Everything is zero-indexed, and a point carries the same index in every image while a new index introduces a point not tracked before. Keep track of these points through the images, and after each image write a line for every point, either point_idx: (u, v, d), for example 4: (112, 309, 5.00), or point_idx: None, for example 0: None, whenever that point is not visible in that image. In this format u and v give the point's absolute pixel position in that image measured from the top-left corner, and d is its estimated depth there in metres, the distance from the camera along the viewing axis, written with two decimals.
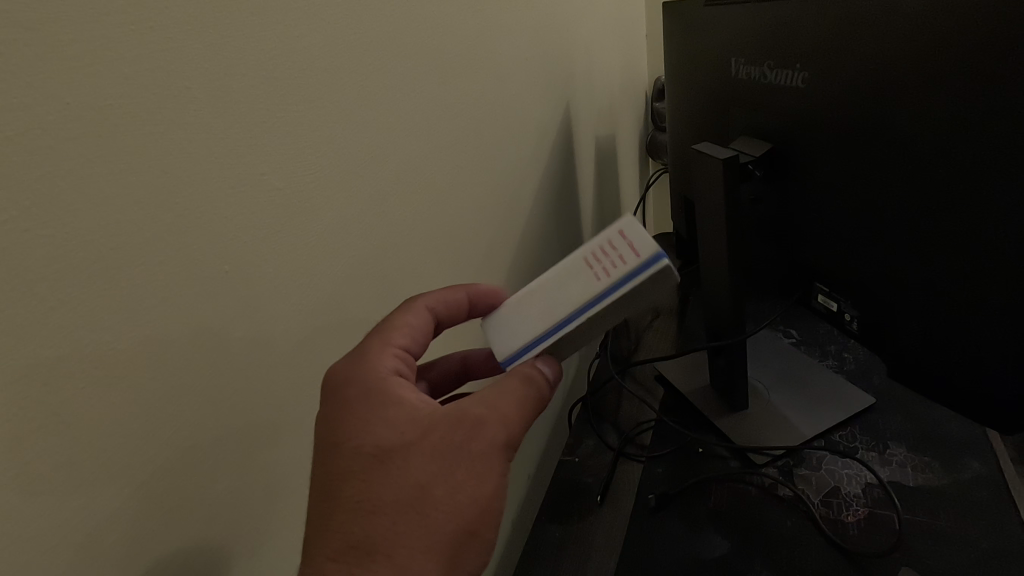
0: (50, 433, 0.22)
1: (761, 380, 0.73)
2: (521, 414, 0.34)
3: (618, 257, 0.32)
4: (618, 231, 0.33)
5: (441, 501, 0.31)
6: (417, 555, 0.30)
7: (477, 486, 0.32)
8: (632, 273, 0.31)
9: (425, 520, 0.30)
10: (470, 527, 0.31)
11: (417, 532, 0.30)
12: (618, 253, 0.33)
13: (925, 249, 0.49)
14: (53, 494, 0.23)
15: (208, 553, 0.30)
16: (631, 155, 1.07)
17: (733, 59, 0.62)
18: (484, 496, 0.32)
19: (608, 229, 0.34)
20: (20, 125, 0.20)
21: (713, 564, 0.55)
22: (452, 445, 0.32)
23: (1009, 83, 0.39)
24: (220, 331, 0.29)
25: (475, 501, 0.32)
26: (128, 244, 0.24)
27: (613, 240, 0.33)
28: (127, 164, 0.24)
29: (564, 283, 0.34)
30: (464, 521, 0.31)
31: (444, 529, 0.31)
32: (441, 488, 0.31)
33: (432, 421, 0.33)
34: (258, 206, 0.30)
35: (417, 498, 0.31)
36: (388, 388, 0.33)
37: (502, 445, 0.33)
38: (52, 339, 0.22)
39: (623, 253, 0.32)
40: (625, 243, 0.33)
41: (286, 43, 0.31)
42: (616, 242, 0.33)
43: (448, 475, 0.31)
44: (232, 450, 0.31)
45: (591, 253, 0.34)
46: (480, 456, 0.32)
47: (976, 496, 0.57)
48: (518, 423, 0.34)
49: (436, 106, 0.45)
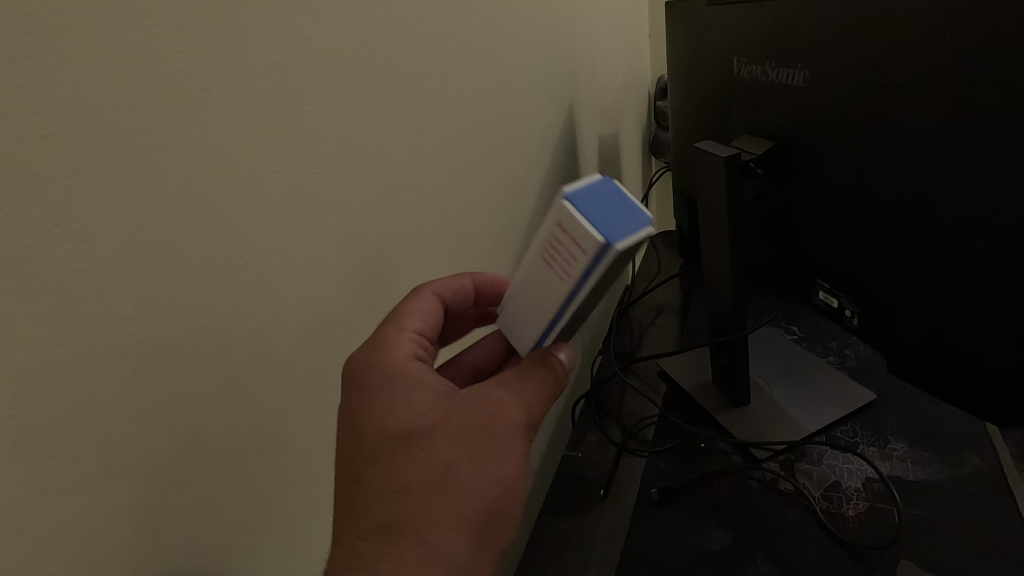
0: (78, 419, 0.23)
1: (763, 376, 0.73)
2: (539, 395, 0.35)
3: (568, 255, 0.30)
4: (558, 222, 0.30)
5: (465, 481, 0.32)
6: (449, 531, 0.31)
7: (500, 465, 0.33)
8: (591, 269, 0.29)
9: (452, 499, 0.31)
10: (496, 504, 0.33)
11: (444, 510, 0.31)
12: (569, 249, 0.30)
13: (925, 245, 0.50)
14: (81, 478, 0.24)
15: (223, 539, 0.31)
16: (634, 153, 1.08)
17: (735, 57, 0.62)
18: (507, 476, 0.33)
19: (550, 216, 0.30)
20: (50, 125, 0.21)
21: (716, 557, 0.56)
22: (473, 427, 0.33)
23: (1008, 81, 0.40)
24: (236, 324, 0.30)
25: (499, 479, 0.33)
26: (149, 239, 0.25)
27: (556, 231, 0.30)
28: (149, 162, 0.25)
29: (537, 285, 0.33)
30: (489, 499, 0.32)
31: (470, 506, 0.32)
32: (465, 468, 0.32)
33: (455, 403, 0.34)
34: (271, 203, 0.31)
35: (442, 478, 0.32)
36: (408, 372, 0.34)
37: (521, 426, 0.34)
38: (77, 331, 0.23)
39: (572, 250, 0.30)
40: (568, 237, 0.30)
41: (299, 45, 0.32)
42: (560, 236, 0.30)
43: (471, 457, 0.32)
44: (247, 440, 0.31)
45: (544, 247, 0.32)
46: (505, 435, 0.34)
47: (976, 490, 0.57)
48: (536, 404, 0.35)
49: (443, 105, 0.46)
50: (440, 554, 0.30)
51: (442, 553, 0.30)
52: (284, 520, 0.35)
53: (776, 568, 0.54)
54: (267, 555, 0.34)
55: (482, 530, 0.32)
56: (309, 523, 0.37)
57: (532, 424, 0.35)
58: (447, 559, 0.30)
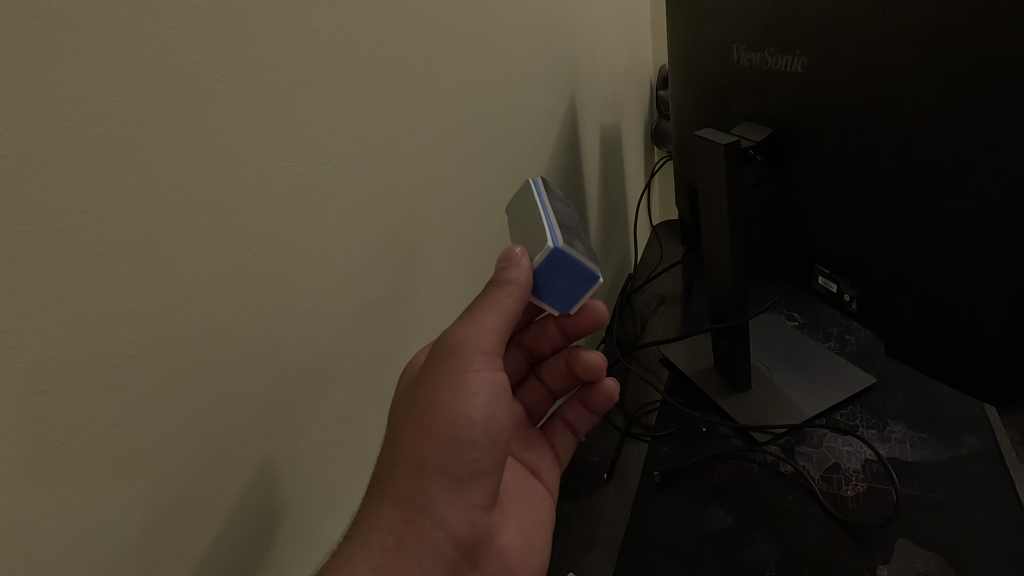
0: (106, 395, 0.25)
1: (764, 361, 0.74)
2: (473, 329, 0.39)
3: None
4: None
5: (402, 423, 0.39)
6: (392, 469, 0.38)
7: (432, 401, 0.39)
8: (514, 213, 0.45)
9: (393, 440, 0.39)
10: (433, 433, 0.38)
11: (389, 451, 0.39)
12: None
13: (899, 225, 0.52)
14: (110, 450, 0.25)
15: (242, 515, 0.32)
16: (636, 142, 1.08)
17: (733, 45, 0.63)
18: (441, 408, 0.39)
19: None
20: (76, 116, 0.23)
21: (717, 537, 0.57)
22: (415, 380, 0.40)
23: (1000, 63, 0.40)
24: (249, 306, 0.31)
25: (432, 413, 0.38)
26: (169, 225, 0.26)
27: None
28: (167, 151, 0.26)
29: None
30: (426, 432, 0.38)
31: (409, 442, 0.38)
32: (404, 412, 0.40)
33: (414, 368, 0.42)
34: (282, 191, 0.32)
35: (393, 426, 0.40)
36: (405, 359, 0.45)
37: (453, 363, 0.39)
38: (104, 311, 0.24)
39: None
40: None
41: (306, 38, 0.33)
42: None
43: (405, 403, 0.40)
44: (263, 420, 0.33)
45: None
46: (436, 375, 0.39)
47: (974, 470, 0.58)
48: (468, 336, 0.39)
49: (446, 96, 0.46)
50: (392, 486, 0.38)
51: (392, 486, 0.38)
52: (302, 499, 0.37)
53: (776, 547, 0.55)
54: (280, 532, 0.35)
55: (423, 458, 0.38)
56: (321, 505, 0.38)
57: (468, 354, 0.39)
58: (399, 490, 0.38)
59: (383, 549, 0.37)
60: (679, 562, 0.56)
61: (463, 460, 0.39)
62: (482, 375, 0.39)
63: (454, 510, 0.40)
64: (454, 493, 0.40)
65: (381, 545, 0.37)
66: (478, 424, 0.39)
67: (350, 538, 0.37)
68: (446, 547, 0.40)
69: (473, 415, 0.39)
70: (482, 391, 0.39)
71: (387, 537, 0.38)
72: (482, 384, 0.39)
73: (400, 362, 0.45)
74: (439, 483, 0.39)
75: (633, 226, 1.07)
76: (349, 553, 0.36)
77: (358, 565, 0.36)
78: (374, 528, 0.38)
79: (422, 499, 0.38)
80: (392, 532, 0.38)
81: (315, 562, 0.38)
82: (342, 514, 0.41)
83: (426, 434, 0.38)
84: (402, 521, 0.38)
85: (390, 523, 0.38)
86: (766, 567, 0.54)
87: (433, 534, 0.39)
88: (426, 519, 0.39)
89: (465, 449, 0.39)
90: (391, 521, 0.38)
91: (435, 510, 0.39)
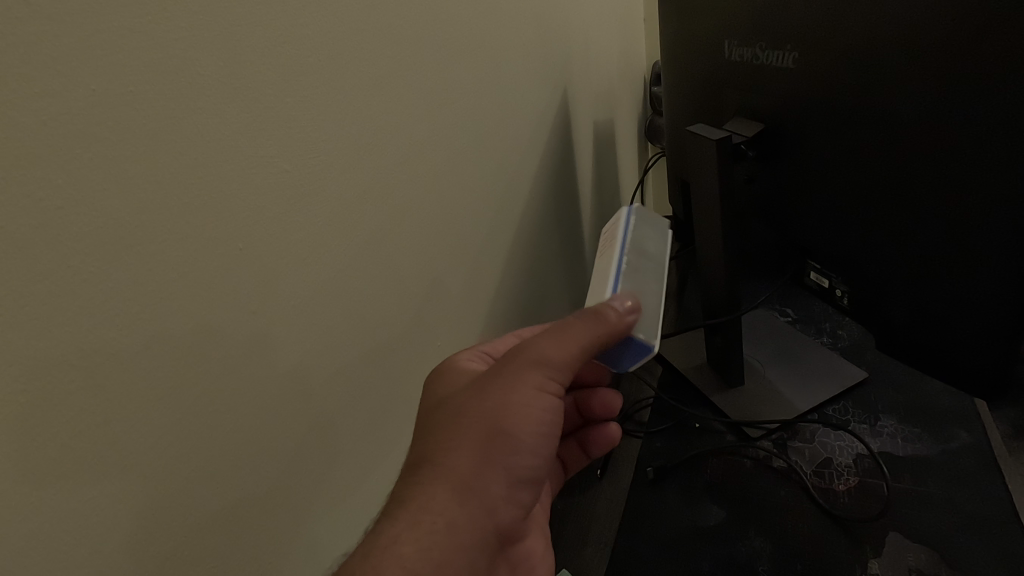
0: (86, 394, 0.24)
1: (757, 357, 0.74)
2: (557, 345, 0.40)
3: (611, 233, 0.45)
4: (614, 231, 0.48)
5: (470, 412, 0.40)
6: (453, 453, 0.39)
7: (507, 402, 0.40)
8: (619, 232, 0.42)
9: (459, 427, 0.39)
10: (502, 433, 0.39)
11: (452, 437, 0.39)
12: (609, 235, 0.44)
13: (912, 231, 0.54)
14: (89, 451, 0.25)
15: (228, 513, 0.32)
16: (629, 138, 1.08)
17: (725, 41, 0.62)
18: (514, 411, 0.40)
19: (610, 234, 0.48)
20: (51, 111, 0.22)
21: (711, 531, 0.57)
22: (486, 376, 0.41)
23: (992, 58, 0.40)
24: (234, 304, 0.31)
25: (506, 412, 0.40)
26: (150, 221, 0.26)
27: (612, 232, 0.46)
28: (146, 147, 0.25)
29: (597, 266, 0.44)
30: (495, 427, 0.39)
31: (474, 432, 0.39)
32: (470, 402, 0.40)
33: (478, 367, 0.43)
34: (267, 187, 0.32)
35: (457, 416, 0.40)
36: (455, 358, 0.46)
37: (532, 372, 0.41)
38: (85, 310, 0.24)
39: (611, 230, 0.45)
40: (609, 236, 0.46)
41: (290, 32, 0.32)
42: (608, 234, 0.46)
43: (477, 396, 0.40)
44: (250, 419, 0.32)
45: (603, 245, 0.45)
46: (512, 375, 0.40)
47: (964, 463, 0.59)
48: (553, 350, 0.41)
49: (435, 92, 0.46)
50: (449, 471, 0.38)
51: (450, 471, 0.38)
52: (293, 498, 0.36)
53: (769, 542, 0.56)
54: (270, 531, 0.35)
55: (488, 451, 0.39)
56: (312, 502, 0.38)
57: (548, 367, 0.41)
58: (456, 475, 0.39)
59: (432, 531, 0.37)
60: (673, 557, 0.56)
61: (521, 463, 0.41)
62: (553, 392, 0.41)
63: (502, 505, 0.41)
64: (506, 490, 0.41)
65: (431, 527, 0.37)
66: (540, 432, 0.41)
67: (398, 515, 0.37)
68: (488, 538, 0.40)
69: (539, 424, 0.41)
70: (549, 405, 0.41)
71: (436, 519, 0.38)
72: (551, 399, 0.41)
73: (392, 359, 0.44)
74: (496, 478, 0.40)
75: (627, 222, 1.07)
76: (396, 532, 0.37)
77: (404, 546, 0.36)
78: (425, 509, 0.37)
79: (475, 488, 0.39)
80: (444, 515, 0.38)
81: (305, 561, 0.38)
82: (334, 512, 0.41)
83: (495, 432, 0.39)
84: (454, 506, 0.38)
85: (441, 506, 0.38)
86: (757, 562, 0.54)
87: (480, 523, 0.39)
88: (477, 508, 0.39)
89: (525, 453, 0.41)
90: (444, 504, 0.38)
91: (486, 501, 0.40)
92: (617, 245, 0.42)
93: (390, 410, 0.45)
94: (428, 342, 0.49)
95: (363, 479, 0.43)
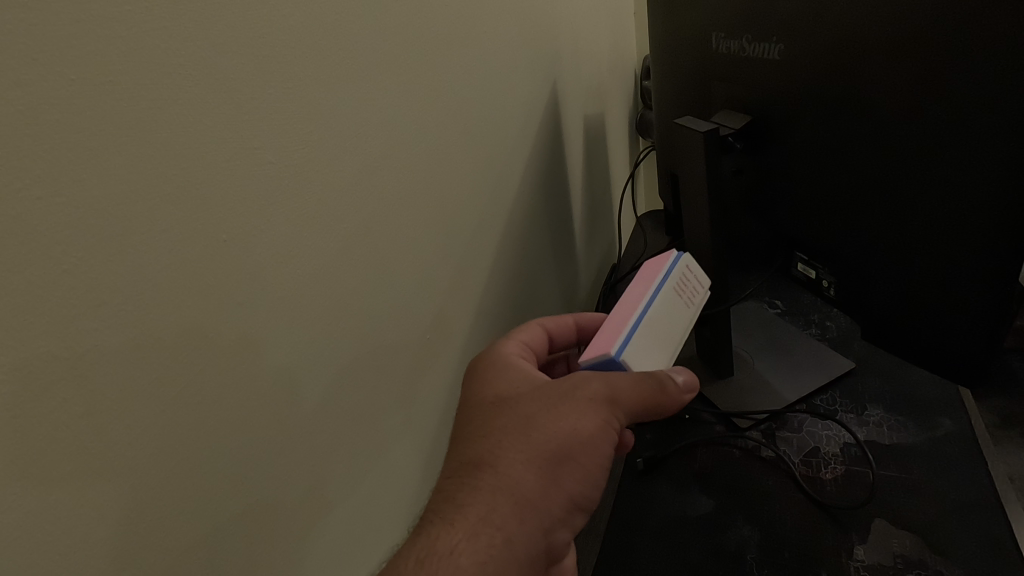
0: (71, 384, 0.24)
1: (746, 349, 0.75)
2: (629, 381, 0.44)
3: (691, 289, 0.48)
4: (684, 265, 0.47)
5: (542, 430, 0.42)
6: (519, 466, 0.41)
7: (576, 426, 0.43)
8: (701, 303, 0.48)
9: (528, 443, 0.42)
10: (568, 456, 0.43)
11: (520, 451, 0.42)
12: (693, 283, 0.48)
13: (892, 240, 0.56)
14: (72, 440, 0.24)
15: (217, 503, 0.32)
16: (619, 132, 1.08)
17: (712, 33, 0.63)
18: (580, 436, 0.43)
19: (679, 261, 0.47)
20: (29, 99, 0.22)
21: (700, 521, 0.58)
22: (556, 396, 0.44)
23: (976, 50, 0.41)
24: (220, 295, 0.31)
25: (575, 437, 0.43)
26: (133, 211, 0.26)
27: (683, 273, 0.47)
28: (127, 136, 0.25)
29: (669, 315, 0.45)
30: (560, 450, 0.42)
31: (542, 450, 0.42)
32: (539, 418, 0.43)
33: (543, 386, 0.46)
34: (251, 178, 0.32)
35: (525, 432, 0.43)
36: (512, 363, 0.49)
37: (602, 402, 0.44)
38: (66, 300, 0.24)
39: (692, 286, 0.48)
40: (690, 278, 0.48)
41: (273, 23, 0.32)
42: (685, 276, 0.47)
43: (549, 415, 0.43)
44: (236, 409, 0.32)
45: (678, 284, 0.46)
46: (583, 403, 0.43)
47: (948, 450, 0.60)
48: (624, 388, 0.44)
49: (422, 84, 0.46)
50: (511, 485, 0.41)
51: (515, 486, 0.41)
52: (286, 491, 0.37)
53: (757, 530, 0.56)
54: (259, 523, 0.35)
55: (553, 472, 0.42)
56: (303, 494, 0.38)
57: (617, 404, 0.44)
58: (518, 489, 0.41)
59: (490, 544, 0.39)
60: (662, 546, 0.57)
61: (579, 488, 0.44)
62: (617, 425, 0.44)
63: (556, 528, 0.43)
64: (561, 513, 0.43)
65: (488, 540, 0.39)
66: (599, 461, 0.44)
67: (458, 524, 0.39)
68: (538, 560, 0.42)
69: (599, 454, 0.44)
70: (609, 436, 0.44)
71: (495, 533, 0.39)
72: (613, 431, 0.44)
73: (381, 352, 0.45)
74: (556, 500, 0.42)
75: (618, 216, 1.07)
76: (454, 542, 0.38)
77: (461, 557, 0.38)
78: (485, 521, 0.39)
79: (534, 506, 0.41)
80: (502, 530, 0.40)
81: (296, 551, 0.38)
82: (328, 506, 0.41)
83: (562, 454, 0.42)
84: (513, 521, 0.40)
85: (501, 520, 0.40)
86: (746, 550, 0.55)
87: (535, 544, 0.41)
88: (533, 527, 0.41)
89: (583, 478, 0.44)
90: (503, 518, 0.40)
91: (543, 520, 0.42)
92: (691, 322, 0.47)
93: (381, 404, 0.45)
94: (418, 335, 0.49)
95: (357, 474, 0.43)
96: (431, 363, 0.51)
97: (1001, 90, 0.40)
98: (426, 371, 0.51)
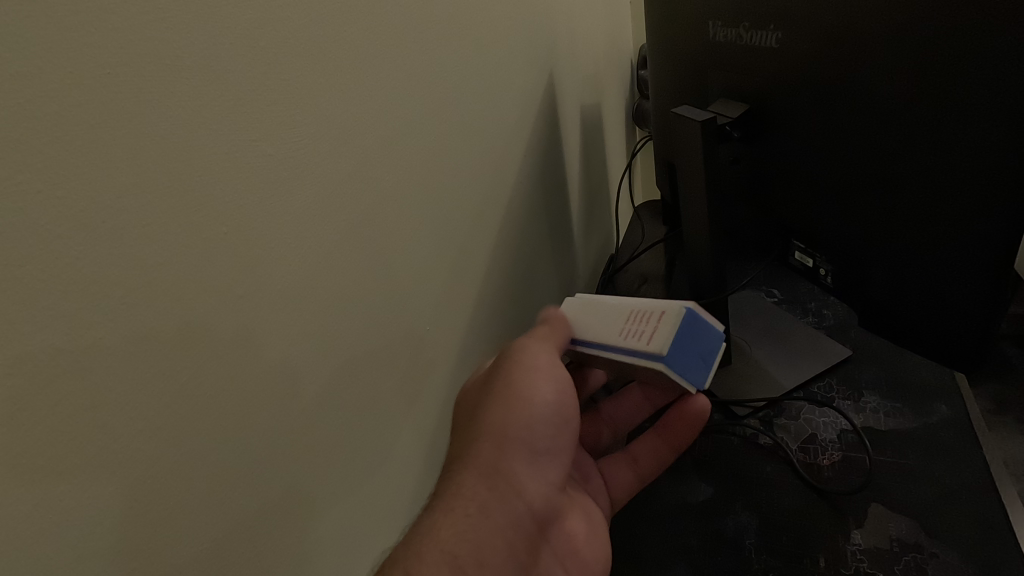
0: (76, 377, 0.24)
1: (743, 337, 0.75)
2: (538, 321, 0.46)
3: (644, 331, 0.44)
4: (663, 314, 0.44)
5: (482, 402, 0.44)
6: (471, 441, 0.44)
7: (512, 381, 0.44)
8: (631, 353, 0.43)
9: (474, 417, 0.44)
10: (514, 413, 0.44)
11: (473, 426, 0.44)
12: (654, 326, 0.43)
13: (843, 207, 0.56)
14: (77, 434, 0.25)
15: (221, 494, 0.32)
16: (616, 121, 1.08)
17: (709, 21, 0.62)
18: (520, 389, 0.44)
19: (664, 306, 0.44)
20: (29, 93, 0.22)
21: (700, 508, 0.59)
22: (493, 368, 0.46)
23: (972, 32, 0.41)
24: (223, 286, 0.31)
25: (514, 392, 0.44)
26: (132, 206, 0.26)
27: (655, 317, 0.44)
28: (126, 130, 0.25)
29: (600, 321, 0.47)
30: (504, 409, 0.44)
31: (487, 416, 0.44)
32: (480, 393, 0.45)
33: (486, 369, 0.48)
34: (252, 171, 0.32)
35: (471, 408, 0.45)
36: None
37: (524, 351, 0.45)
38: (70, 293, 0.24)
39: (649, 331, 0.43)
40: (655, 327, 0.43)
41: (270, 15, 0.32)
42: (653, 322, 0.44)
43: (485, 387, 0.45)
44: (238, 401, 0.32)
45: (637, 313, 0.45)
46: (508, 361, 0.45)
47: (943, 436, 0.60)
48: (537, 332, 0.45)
49: (419, 73, 0.46)
50: (476, 459, 0.43)
51: (472, 457, 0.43)
52: (286, 488, 0.37)
53: (755, 516, 0.57)
54: (263, 513, 0.35)
55: (505, 431, 0.44)
56: (306, 484, 0.38)
57: (538, 346, 0.45)
58: (479, 460, 0.43)
59: (466, 515, 0.41)
60: (662, 533, 0.57)
61: (541, 438, 0.45)
62: (551, 363, 0.45)
63: (530, 484, 0.45)
64: (530, 467, 0.45)
65: (464, 511, 0.42)
66: (550, 405, 0.45)
67: (433, 506, 0.41)
68: (521, 519, 0.45)
69: (547, 398, 0.45)
70: (555, 377, 0.45)
71: (469, 504, 0.42)
72: (558, 372, 0.45)
73: (382, 343, 0.45)
74: (518, 458, 0.44)
75: (616, 206, 1.08)
76: (434, 521, 0.40)
77: (442, 531, 0.40)
78: (457, 496, 0.42)
79: (499, 470, 0.43)
80: (475, 499, 0.42)
81: (301, 541, 0.39)
82: (328, 501, 0.41)
83: (507, 414, 0.44)
84: (482, 490, 0.43)
85: (471, 491, 0.42)
86: (744, 536, 0.56)
87: (509, 504, 0.44)
88: (504, 489, 0.43)
89: (541, 428, 0.45)
90: (473, 489, 0.42)
91: (514, 481, 0.44)
92: (607, 354, 0.45)
93: (381, 396, 0.45)
94: (419, 325, 0.49)
95: (360, 465, 0.44)
96: (431, 353, 0.52)
97: (997, 71, 0.40)
98: (426, 362, 0.51)
